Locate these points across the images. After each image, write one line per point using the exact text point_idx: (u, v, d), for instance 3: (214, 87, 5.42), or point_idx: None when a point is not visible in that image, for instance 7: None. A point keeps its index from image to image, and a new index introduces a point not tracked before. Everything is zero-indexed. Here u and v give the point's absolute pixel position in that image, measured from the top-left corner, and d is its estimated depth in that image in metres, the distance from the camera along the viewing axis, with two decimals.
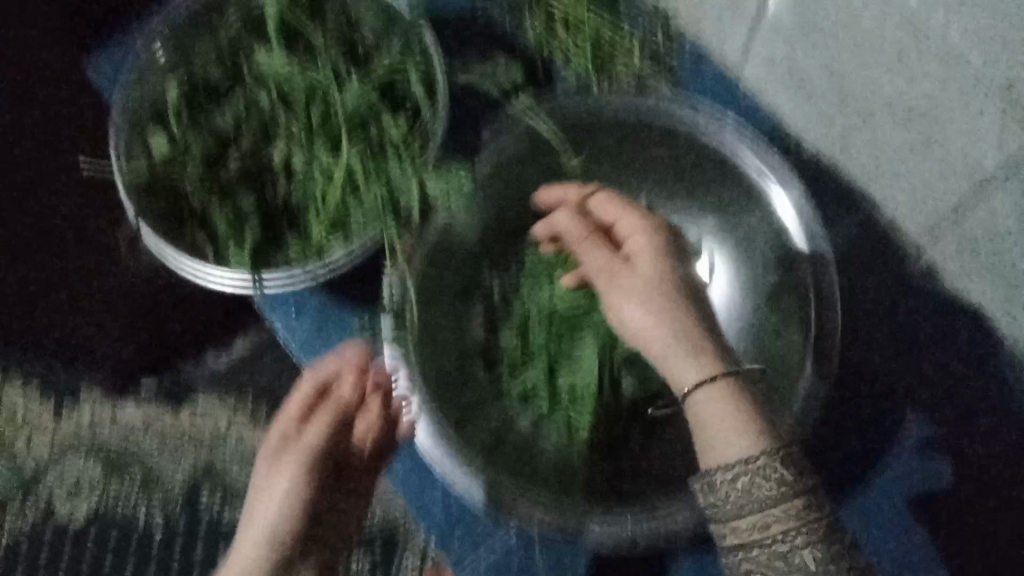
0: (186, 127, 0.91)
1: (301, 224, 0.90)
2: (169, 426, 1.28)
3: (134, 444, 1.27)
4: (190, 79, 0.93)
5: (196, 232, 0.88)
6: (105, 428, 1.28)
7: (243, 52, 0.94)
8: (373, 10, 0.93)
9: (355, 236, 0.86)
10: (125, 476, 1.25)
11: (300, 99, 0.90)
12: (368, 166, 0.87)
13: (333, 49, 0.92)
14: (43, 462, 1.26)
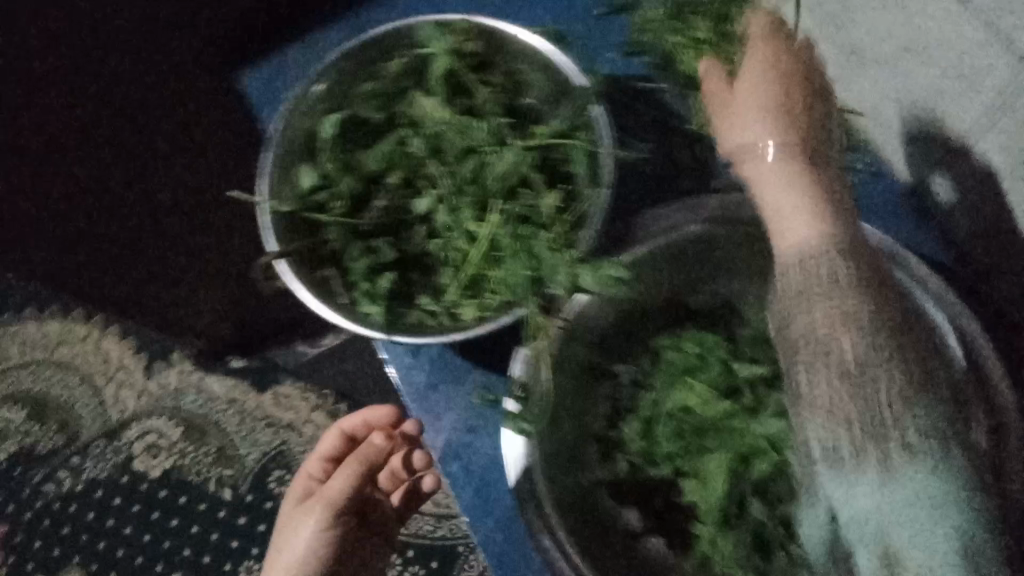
0: (344, 169, 0.71)
1: (433, 281, 0.71)
2: (252, 404, 1.43)
3: (216, 414, 1.44)
4: (349, 117, 0.73)
5: (330, 269, 0.69)
6: (190, 395, 1.45)
7: (400, 99, 0.74)
8: (539, 80, 0.73)
9: (497, 302, 0.66)
10: (202, 443, 1.43)
11: (441, 145, 0.71)
12: (512, 241, 0.67)
13: (495, 109, 0.73)
14: (135, 414, 1.46)
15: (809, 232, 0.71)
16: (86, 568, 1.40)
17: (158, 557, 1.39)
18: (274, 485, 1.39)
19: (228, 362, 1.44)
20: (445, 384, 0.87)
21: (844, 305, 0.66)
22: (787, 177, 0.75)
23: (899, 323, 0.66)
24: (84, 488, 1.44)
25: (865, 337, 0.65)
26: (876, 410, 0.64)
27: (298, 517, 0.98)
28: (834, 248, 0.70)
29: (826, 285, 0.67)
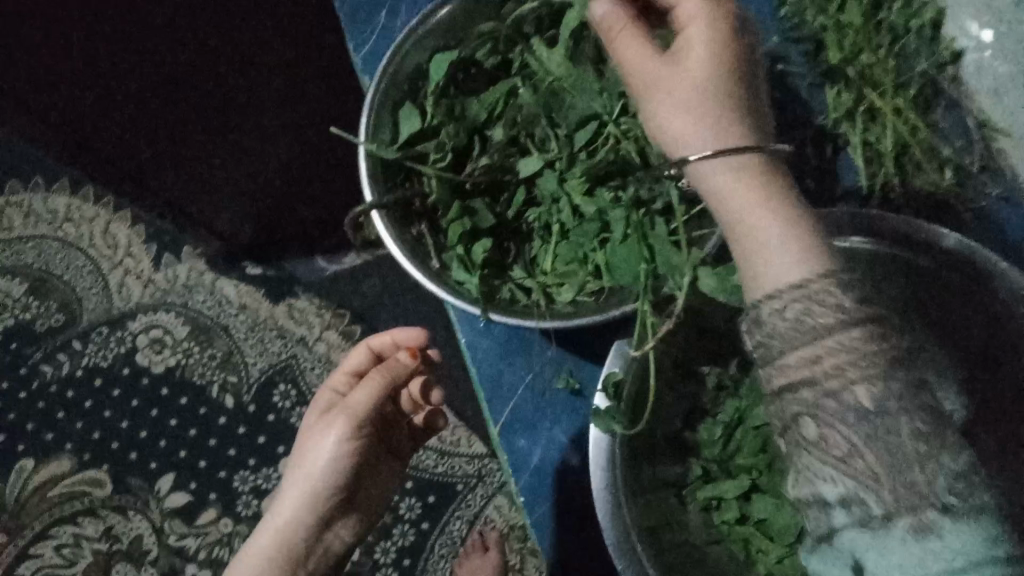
0: (445, 115, 0.69)
1: (528, 251, 0.71)
2: (264, 315, 1.39)
3: (223, 319, 1.40)
4: (461, 62, 0.71)
5: (420, 225, 0.68)
6: (201, 295, 1.41)
7: (522, 45, 0.72)
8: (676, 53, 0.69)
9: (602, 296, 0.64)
10: (207, 346, 1.39)
11: (564, 109, 0.69)
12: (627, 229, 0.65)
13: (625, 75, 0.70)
14: (139, 306, 1.42)
15: (730, 178, 0.61)
16: (78, 456, 1.37)
17: (153, 455, 1.36)
18: (278, 399, 1.36)
19: (245, 267, 1.40)
20: (521, 357, 0.83)
21: (820, 297, 0.56)
22: (763, 201, 0.60)
23: (831, 283, 0.56)
24: (84, 375, 1.40)
25: (812, 318, 0.55)
26: (850, 412, 0.54)
27: (318, 429, 0.93)
28: (813, 264, 0.57)
29: (773, 303, 0.57)
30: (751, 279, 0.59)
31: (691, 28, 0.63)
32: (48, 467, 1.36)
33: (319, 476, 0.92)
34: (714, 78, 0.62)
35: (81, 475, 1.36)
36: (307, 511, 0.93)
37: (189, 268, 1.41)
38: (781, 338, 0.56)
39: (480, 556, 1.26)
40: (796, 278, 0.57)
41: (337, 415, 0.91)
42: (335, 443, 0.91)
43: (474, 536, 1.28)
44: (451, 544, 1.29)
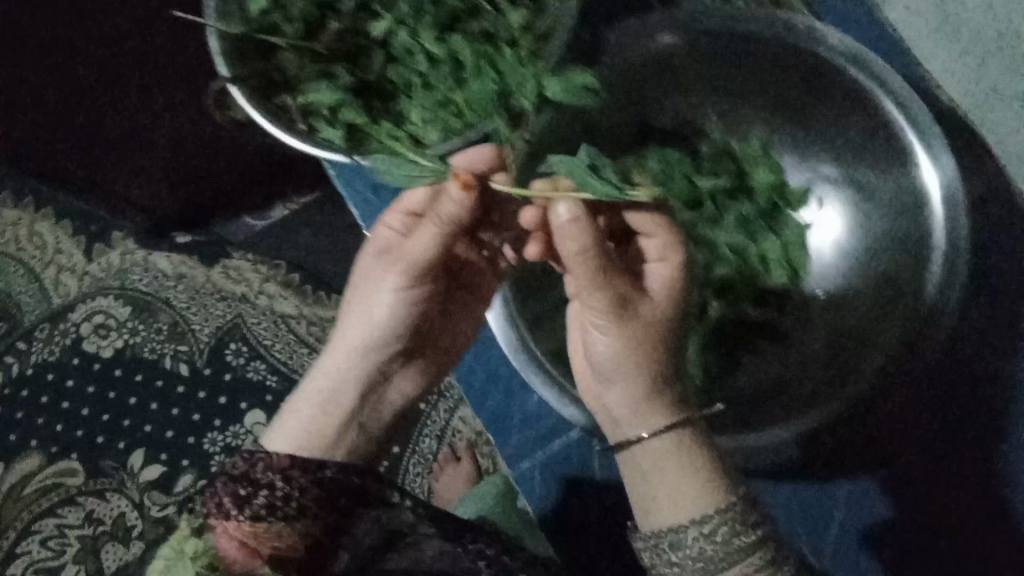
0: None
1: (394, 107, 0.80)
2: (201, 282, 1.40)
3: (162, 292, 1.41)
4: None
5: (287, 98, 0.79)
6: (137, 273, 1.42)
7: None
8: None
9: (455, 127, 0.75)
10: (151, 321, 1.41)
11: None
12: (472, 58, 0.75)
13: None
14: (75, 297, 1.43)
15: (655, 437, 0.70)
16: (45, 450, 1.38)
17: (118, 435, 1.37)
18: (232, 357, 1.38)
19: (174, 238, 1.42)
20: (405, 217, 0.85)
21: (732, 519, 0.66)
22: (678, 455, 0.69)
23: (741, 517, 0.66)
24: (35, 372, 1.41)
25: (735, 542, 0.65)
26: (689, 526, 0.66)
27: (375, 278, 0.85)
28: (725, 499, 0.67)
29: (701, 531, 0.65)
30: (664, 513, 0.68)
31: (651, 275, 0.73)
32: (19, 466, 1.38)
33: (379, 328, 0.85)
34: (661, 311, 0.71)
35: (52, 468, 1.37)
36: (398, 292, 0.84)
37: (121, 250, 1.43)
38: (705, 564, 0.65)
39: (452, 467, 1.31)
40: (707, 502, 0.67)
41: (396, 265, 0.83)
42: (395, 292, 0.84)
43: (445, 450, 1.33)
44: (424, 461, 1.33)
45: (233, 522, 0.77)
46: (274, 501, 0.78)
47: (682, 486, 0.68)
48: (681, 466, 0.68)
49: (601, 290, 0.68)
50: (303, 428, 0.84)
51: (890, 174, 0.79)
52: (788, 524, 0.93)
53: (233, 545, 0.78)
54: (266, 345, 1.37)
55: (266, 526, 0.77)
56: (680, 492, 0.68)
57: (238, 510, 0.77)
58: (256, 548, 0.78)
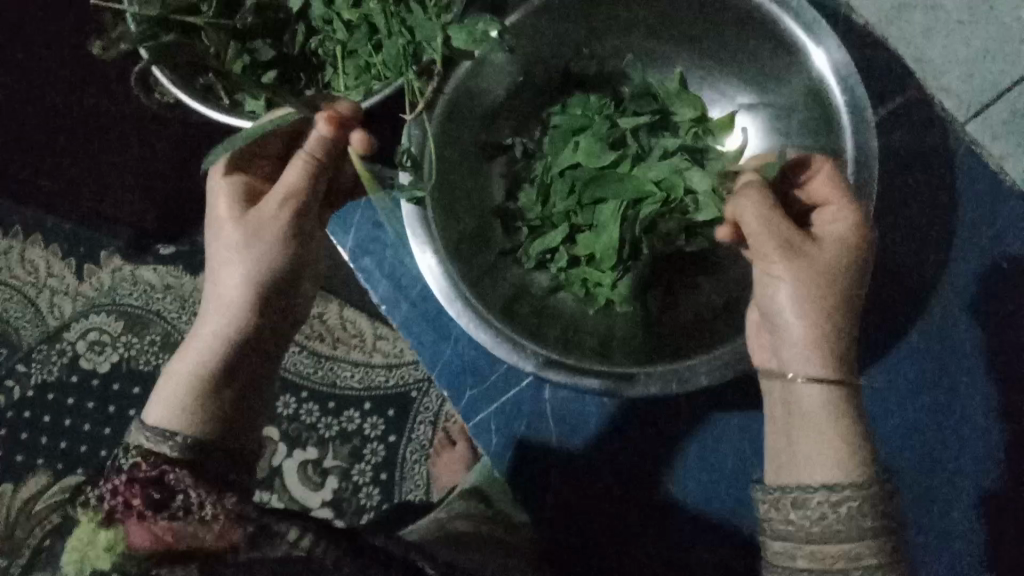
0: None
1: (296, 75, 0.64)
2: (189, 288, 1.29)
3: (153, 305, 1.29)
4: None
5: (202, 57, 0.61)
6: (123, 290, 1.31)
7: None
8: None
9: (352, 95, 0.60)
10: (145, 335, 1.29)
11: None
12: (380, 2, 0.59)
13: None
14: (65, 319, 1.33)
15: (811, 384, 0.52)
16: (52, 468, 1.27)
17: (122, 448, 1.27)
18: None
19: (156, 250, 1.30)
20: None
21: (874, 502, 0.49)
22: (843, 412, 0.52)
23: (880, 500, 0.49)
24: (35, 394, 1.30)
25: (860, 522, 0.49)
26: (818, 497, 0.50)
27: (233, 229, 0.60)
28: (869, 474, 0.50)
29: (828, 497, 0.49)
30: (801, 472, 0.51)
31: (831, 227, 0.54)
32: (24, 488, 1.27)
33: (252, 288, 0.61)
34: (844, 278, 0.53)
35: (60, 484, 1.26)
36: (277, 231, 0.60)
37: (109, 268, 1.32)
38: (820, 532, 0.49)
39: (450, 450, 1.12)
40: (858, 470, 0.50)
41: (269, 206, 0.60)
42: (270, 240, 0.60)
43: (440, 435, 1.14)
44: (421, 448, 1.14)
45: (147, 520, 0.53)
46: (192, 502, 0.54)
47: (832, 448, 0.51)
48: (838, 429, 0.51)
49: (784, 230, 0.53)
50: (190, 391, 0.59)
51: (789, 69, 0.59)
52: (883, 444, 0.71)
53: (149, 538, 0.52)
54: None
55: (176, 525, 0.53)
56: (819, 456, 0.51)
57: (154, 511, 0.53)
58: (168, 533, 0.53)
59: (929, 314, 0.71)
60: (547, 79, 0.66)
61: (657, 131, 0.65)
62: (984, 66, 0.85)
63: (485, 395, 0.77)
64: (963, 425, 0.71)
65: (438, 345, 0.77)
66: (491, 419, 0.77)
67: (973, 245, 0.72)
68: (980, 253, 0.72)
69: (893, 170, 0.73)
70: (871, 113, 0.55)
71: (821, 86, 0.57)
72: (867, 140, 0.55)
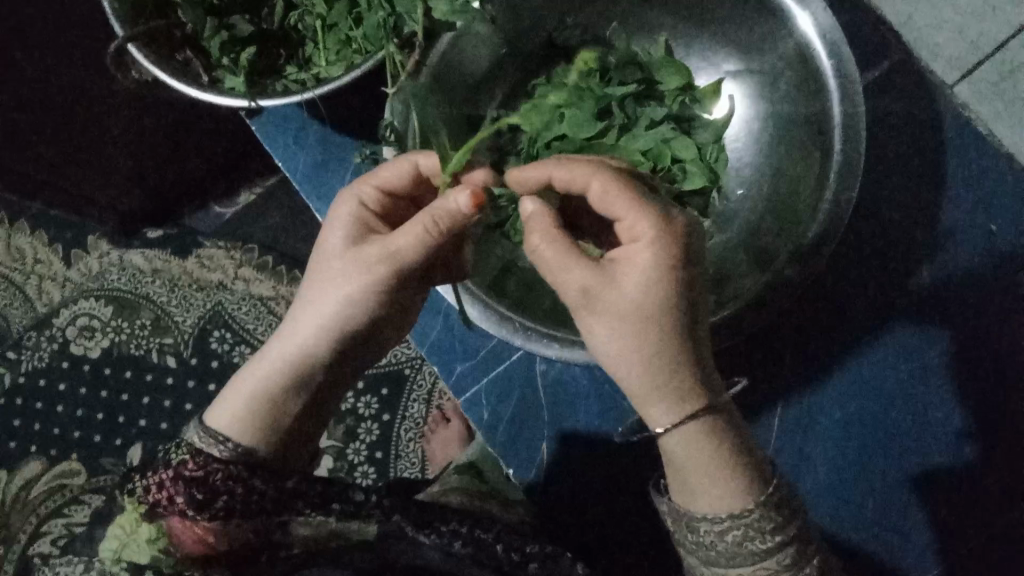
0: None
1: (279, 53, 0.62)
2: (179, 272, 1.30)
3: (142, 288, 1.30)
4: None
5: (182, 42, 0.59)
6: (113, 273, 1.31)
7: None
8: None
9: (335, 71, 0.58)
10: (135, 319, 1.29)
11: None
12: None
13: None
14: (54, 305, 1.32)
15: (685, 428, 0.51)
16: (46, 455, 1.26)
17: (115, 433, 1.27)
18: (216, 344, 1.27)
19: (145, 233, 1.32)
20: (331, 168, 0.72)
21: (760, 525, 0.51)
22: (720, 446, 0.51)
23: (766, 521, 0.52)
24: (28, 381, 1.30)
25: (752, 545, 0.52)
26: (704, 525, 0.52)
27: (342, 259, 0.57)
28: (748, 496, 0.52)
29: (713, 527, 0.52)
30: (685, 499, 0.53)
31: (632, 252, 0.50)
32: (18, 476, 1.26)
33: (338, 326, 0.59)
34: (657, 314, 0.49)
35: (53, 470, 1.25)
36: (374, 280, 0.58)
37: (97, 252, 1.32)
38: (715, 556, 0.52)
39: (445, 428, 1.12)
40: (736, 498, 0.52)
41: (374, 254, 0.57)
42: (368, 288, 0.58)
43: (435, 413, 1.14)
44: (416, 425, 1.14)
45: (189, 521, 0.56)
46: (233, 504, 0.56)
47: (712, 479, 0.52)
48: (718, 461, 0.52)
49: (574, 272, 0.51)
50: (252, 407, 0.59)
51: (776, 35, 0.58)
52: (812, 452, 0.72)
53: (192, 538, 0.56)
54: (253, 329, 1.27)
55: (216, 526, 0.56)
56: (703, 488, 0.52)
57: (195, 511, 0.55)
58: (207, 537, 0.56)
59: (914, 281, 0.71)
60: (533, 50, 0.65)
61: (644, 100, 0.63)
62: (967, 30, 0.84)
63: (474, 371, 0.77)
64: (886, 425, 0.71)
65: (428, 322, 0.77)
66: (481, 394, 0.77)
67: (964, 210, 0.71)
68: (971, 217, 0.71)
69: (883, 137, 0.72)
70: (859, 76, 0.54)
71: (807, 50, 0.56)
72: (854, 104, 0.54)
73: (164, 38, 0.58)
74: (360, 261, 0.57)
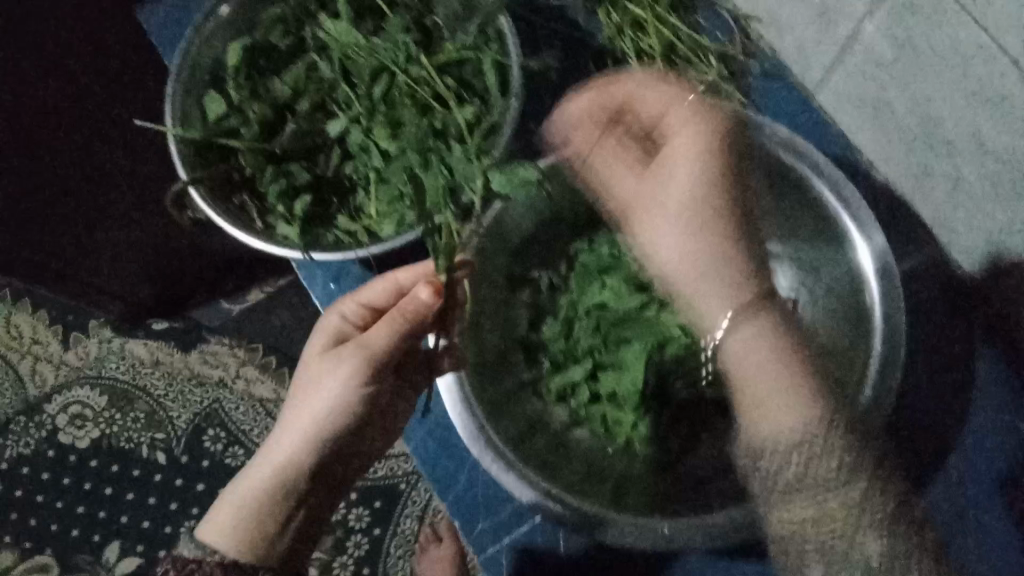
0: (248, 87, 0.62)
1: (337, 201, 0.63)
2: (179, 367, 1.27)
3: (141, 381, 1.27)
4: (251, 29, 0.63)
5: (248, 200, 0.61)
6: (112, 363, 1.28)
7: None
8: None
9: (388, 229, 0.59)
10: (130, 411, 1.27)
11: (337, 53, 0.62)
12: (426, 151, 0.59)
13: (404, 14, 0.64)
14: (48, 391, 1.29)
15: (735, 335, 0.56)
16: (17, 546, 1.22)
17: (93, 527, 1.22)
18: (210, 443, 1.25)
19: (150, 324, 1.28)
20: None
21: (818, 472, 0.51)
22: (766, 347, 0.56)
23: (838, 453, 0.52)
24: (10, 467, 1.26)
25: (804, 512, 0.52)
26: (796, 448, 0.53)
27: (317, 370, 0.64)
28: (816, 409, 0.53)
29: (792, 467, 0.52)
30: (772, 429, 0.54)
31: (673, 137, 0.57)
32: None
33: (321, 427, 0.64)
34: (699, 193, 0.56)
35: (25, 564, 1.21)
36: (351, 378, 0.63)
37: (98, 339, 1.28)
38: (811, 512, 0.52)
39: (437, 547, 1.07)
40: (780, 433, 0.54)
41: (347, 351, 0.63)
42: (343, 388, 0.63)
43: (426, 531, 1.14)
44: (405, 544, 1.14)
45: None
46: None
47: (773, 372, 0.55)
48: (774, 356, 0.56)
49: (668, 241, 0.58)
50: (245, 507, 0.65)
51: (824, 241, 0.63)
52: None
53: None
54: (248, 432, 1.25)
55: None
56: (786, 408, 0.54)
57: None
58: None
59: (966, 441, 0.69)
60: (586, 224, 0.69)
61: None
62: None
63: (498, 528, 0.73)
64: None
65: (453, 475, 0.74)
66: (504, 551, 0.73)
67: (997, 387, 0.70)
68: (1012, 397, 0.70)
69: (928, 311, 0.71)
70: (901, 287, 0.60)
71: (859, 271, 0.61)
72: (896, 316, 0.59)
73: (234, 201, 0.60)
74: (338, 356, 0.63)
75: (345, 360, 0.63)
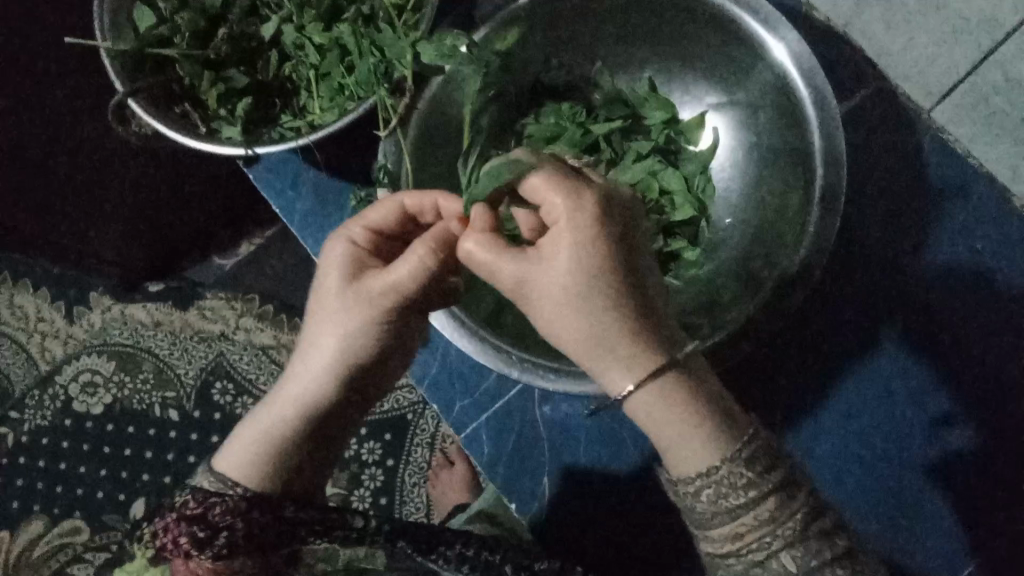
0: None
1: (279, 104, 0.64)
2: (181, 326, 1.26)
3: (145, 342, 1.27)
4: None
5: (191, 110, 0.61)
6: (116, 328, 1.28)
7: None
8: None
9: (328, 119, 0.60)
10: (138, 373, 1.26)
11: None
12: (357, 38, 0.59)
13: None
14: (56, 363, 1.28)
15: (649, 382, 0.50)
16: (49, 513, 1.23)
17: (118, 488, 1.22)
18: (218, 396, 1.23)
19: (146, 287, 1.28)
20: (334, 208, 0.73)
21: (732, 481, 0.50)
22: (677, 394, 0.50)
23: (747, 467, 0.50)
24: (31, 439, 1.26)
25: (726, 503, 0.50)
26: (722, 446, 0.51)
27: (337, 303, 0.57)
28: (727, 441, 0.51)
29: (692, 485, 0.51)
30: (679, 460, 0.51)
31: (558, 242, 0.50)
32: (22, 535, 1.23)
33: (341, 363, 0.59)
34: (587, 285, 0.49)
35: (57, 529, 1.22)
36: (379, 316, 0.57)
37: (99, 308, 1.29)
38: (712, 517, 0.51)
39: (449, 472, 1.11)
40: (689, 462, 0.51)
41: (376, 290, 0.56)
42: (363, 321, 0.57)
43: (438, 458, 1.13)
44: (420, 472, 1.14)
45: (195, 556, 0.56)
46: (234, 540, 0.56)
47: (678, 423, 0.51)
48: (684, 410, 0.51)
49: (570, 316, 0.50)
50: (262, 445, 0.59)
51: (755, 66, 0.61)
52: (828, 470, 0.70)
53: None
54: (255, 382, 1.23)
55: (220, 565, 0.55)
56: (683, 452, 0.51)
57: (198, 549, 0.56)
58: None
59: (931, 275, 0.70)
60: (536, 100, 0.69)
61: (629, 135, 0.66)
62: (941, 55, 0.85)
63: (476, 406, 0.76)
64: (859, 435, 0.69)
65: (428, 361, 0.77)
66: (481, 429, 0.76)
67: (972, 226, 0.70)
68: (981, 235, 0.70)
69: (884, 158, 0.72)
70: (836, 107, 0.57)
71: (787, 80, 0.58)
72: (835, 138, 0.57)
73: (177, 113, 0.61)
74: (357, 288, 0.57)
75: (371, 294, 0.57)
